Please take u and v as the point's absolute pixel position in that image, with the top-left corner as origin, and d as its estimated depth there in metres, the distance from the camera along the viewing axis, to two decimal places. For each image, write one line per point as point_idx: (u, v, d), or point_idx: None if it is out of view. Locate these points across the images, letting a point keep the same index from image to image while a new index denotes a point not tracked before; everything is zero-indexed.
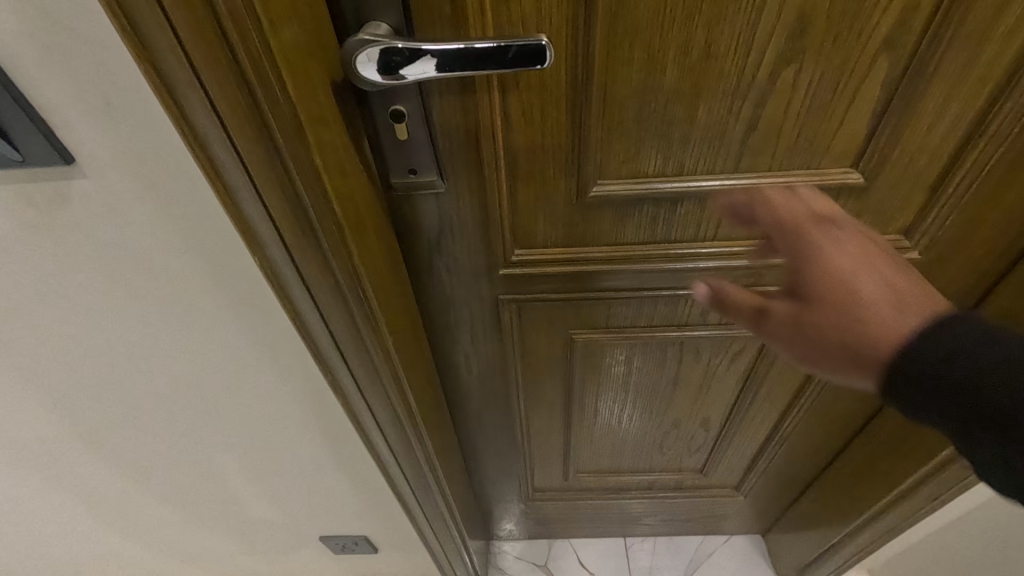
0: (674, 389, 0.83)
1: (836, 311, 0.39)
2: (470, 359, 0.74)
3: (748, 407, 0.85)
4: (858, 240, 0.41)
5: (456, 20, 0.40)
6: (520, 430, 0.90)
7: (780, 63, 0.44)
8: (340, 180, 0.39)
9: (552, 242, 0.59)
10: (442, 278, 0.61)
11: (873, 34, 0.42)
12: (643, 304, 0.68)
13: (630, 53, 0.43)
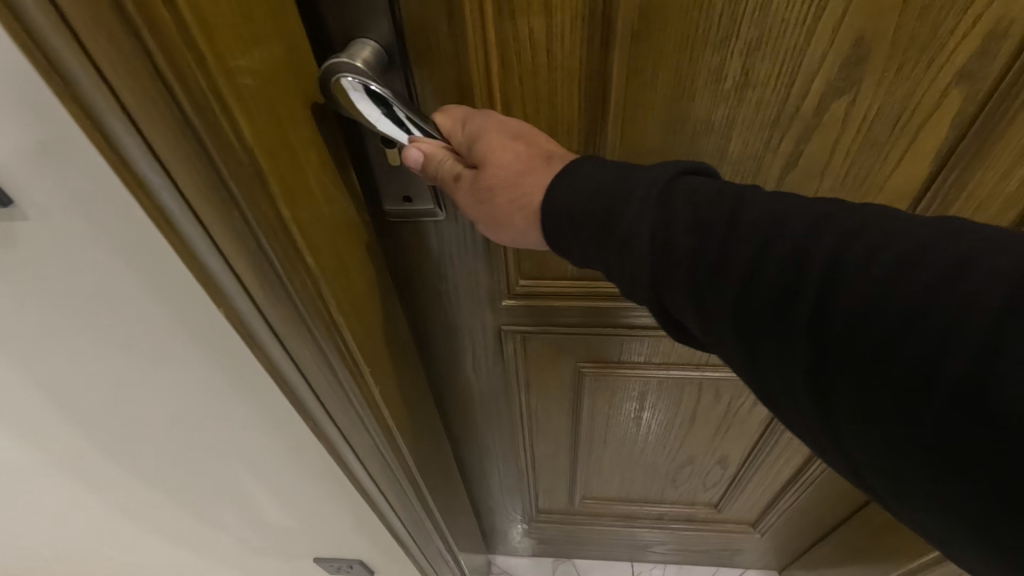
0: (689, 428, 0.77)
1: (509, 205, 0.34)
2: (471, 386, 0.70)
3: (770, 451, 0.79)
4: (521, 148, 0.34)
5: (455, 40, 0.35)
6: (524, 455, 0.86)
7: (829, 94, 0.38)
8: (318, 222, 0.35)
9: (560, 275, 0.54)
10: (441, 305, 0.57)
11: (945, 65, 0.36)
12: (659, 342, 0.62)
13: (654, 78, 0.38)
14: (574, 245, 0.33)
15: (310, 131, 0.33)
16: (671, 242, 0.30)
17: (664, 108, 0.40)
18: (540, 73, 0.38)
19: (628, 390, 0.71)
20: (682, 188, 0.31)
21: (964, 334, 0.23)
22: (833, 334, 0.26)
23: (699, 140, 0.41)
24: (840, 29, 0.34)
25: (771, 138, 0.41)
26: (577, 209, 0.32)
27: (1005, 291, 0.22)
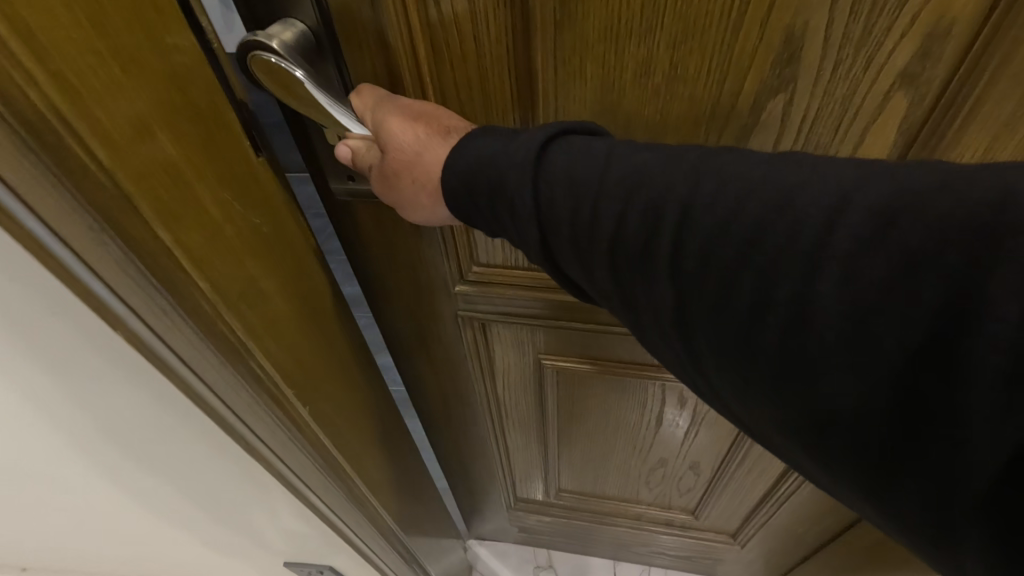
0: (658, 430, 0.77)
1: (414, 184, 0.38)
2: (435, 370, 0.71)
3: (742, 461, 0.77)
4: (419, 127, 0.37)
5: (378, 23, 0.36)
6: (495, 443, 0.87)
7: (764, 92, 0.36)
8: (215, 247, 0.34)
9: (510, 264, 0.55)
10: (396, 288, 0.58)
11: (884, 66, 0.34)
12: (618, 341, 0.62)
13: (583, 70, 0.37)
14: (475, 215, 0.37)
15: (212, 151, 0.33)
16: (552, 209, 0.34)
17: (595, 99, 0.39)
18: (470, 61, 0.38)
19: (594, 387, 0.72)
20: (553, 156, 0.34)
21: (791, 258, 0.27)
22: (689, 266, 0.30)
23: (634, 135, 0.41)
24: (767, 26, 0.33)
25: (707, 135, 0.39)
26: (473, 175, 0.35)
27: (824, 213, 0.27)
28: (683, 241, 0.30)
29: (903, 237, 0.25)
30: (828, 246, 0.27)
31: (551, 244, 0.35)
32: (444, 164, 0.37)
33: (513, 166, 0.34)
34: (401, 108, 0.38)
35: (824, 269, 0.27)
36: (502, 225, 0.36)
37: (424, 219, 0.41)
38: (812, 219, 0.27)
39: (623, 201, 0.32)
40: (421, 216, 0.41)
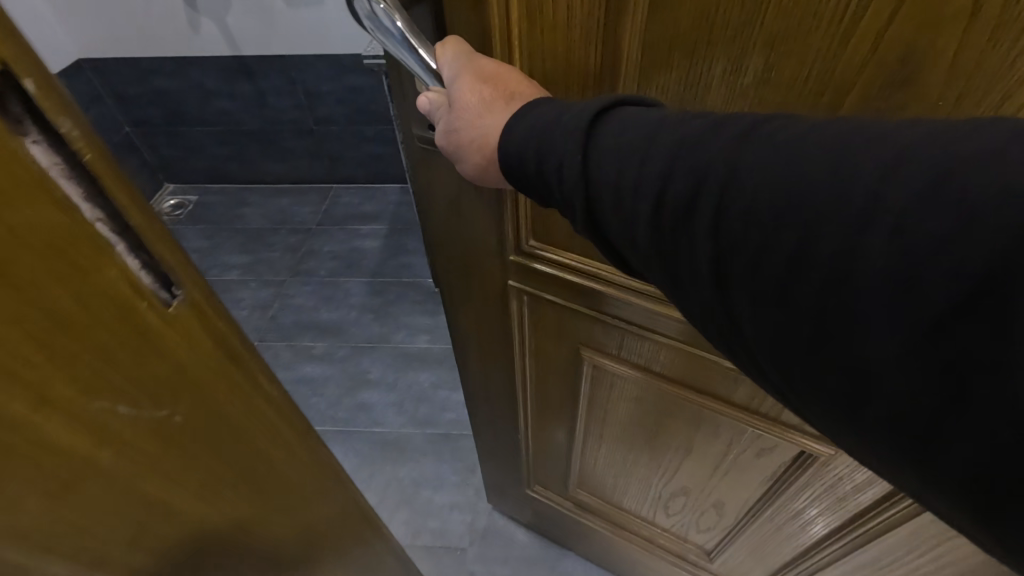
0: (688, 451, 0.77)
1: (476, 145, 0.43)
2: (474, 328, 0.76)
3: (770, 508, 0.76)
4: (485, 90, 0.42)
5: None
6: (524, 425, 0.91)
7: (862, 106, 0.36)
8: (70, 461, 0.27)
9: (574, 251, 0.57)
10: (455, 240, 0.64)
11: (1011, 98, 0.32)
12: (663, 350, 0.63)
13: (669, 60, 0.40)
14: (521, 174, 0.41)
15: (67, 319, 0.24)
16: (602, 172, 0.37)
17: (681, 86, 0.41)
18: (560, 35, 0.42)
19: (631, 391, 0.72)
20: (610, 124, 0.38)
21: (838, 212, 0.29)
22: (733, 219, 0.33)
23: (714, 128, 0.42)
24: (875, 40, 0.33)
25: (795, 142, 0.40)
26: (528, 138, 0.40)
27: (874, 172, 0.29)
28: (731, 194, 0.33)
29: (955, 189, 0.26)
30: (877, 206, 0.28)
31: (595, 204, 0.38)
32: (503, 128, 0.41)
33: (561, 132, 0.38)
34: (471, 71, 0.43)
35: (870, 222, 0.28)
36: (547, 188, 0.40)
37: (480, 178, 0.46)
38: (859, 180, 0.29)
39: (670, 164, 0.35)
40: (475, 176, 0.46)
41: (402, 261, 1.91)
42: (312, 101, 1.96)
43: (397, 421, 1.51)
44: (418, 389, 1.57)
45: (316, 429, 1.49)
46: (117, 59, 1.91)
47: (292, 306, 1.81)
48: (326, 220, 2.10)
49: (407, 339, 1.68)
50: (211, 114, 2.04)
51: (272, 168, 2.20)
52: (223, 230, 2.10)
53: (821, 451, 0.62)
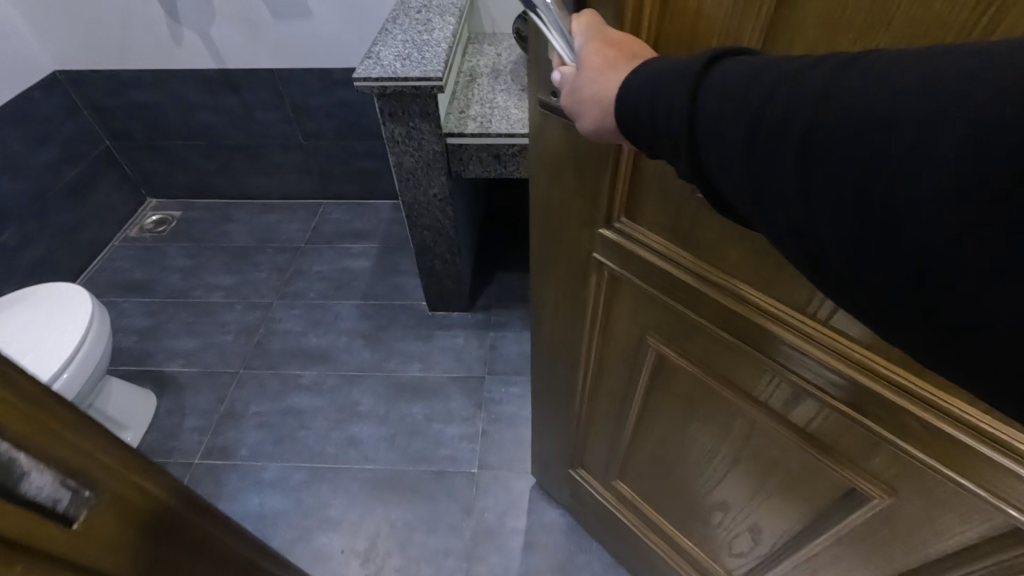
0: (733, 463, 0.80)
1: (595, 103, 0.46)
2: (556, 300, 0.91)
3: (803, 547, 0.77)
4: (605, 53, 0.46)
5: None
6: (581, 400, 1.02)
7: None
8: None
9: (651, 236, 0.68)
10: (555, 212, 0.79)
11: None
12: (722, 349, 0.68)
13: (792, 42, 0.42)
14: (634, 119, 0.42)
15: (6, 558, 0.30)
16: (706, 111, 0.36)
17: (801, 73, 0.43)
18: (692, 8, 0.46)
19: (685, 381, 0.79)
20: (718, 72, 0.37)
21: (909, 119, 0.26)
22: (814, 142, 0.30)
23: None
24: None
25: None
26: (638, 97, 0.41)
27: (962, 76, 0.25)
28: (814, 118, 0.31)
29: None
30: (956, 105, 0.25)
31: (697, 142, 0.38)
32: (621, 83, 0.43)
33: (673, 85, 0.39)
34: (595, 38, 0.48)
35: (943, 123, 0.25)
36: (657, 134, 0.41)
37: (597, 134, 0.48)
38: (945, 83, 0.26)
39: (769, 94, 0.33)
40: (593, 132, 0.48)
41: (395, 282, 1.85)
42: (300, 116, 1.90)
43: (387, 459, 1.39)
44: (412, 421, 1.46)
45: (305, 466, 1.38)
46: (95, 70, 1.82)
47: (279, 331, 1.71)
48: (315, 238, 2.04)
49: (400, 367, 1.59)
50: (195, 128, 1.97)
51: (260, 183, 2.13)
52: (207, 249, 2.01)
53: (873, 493, 0.62)
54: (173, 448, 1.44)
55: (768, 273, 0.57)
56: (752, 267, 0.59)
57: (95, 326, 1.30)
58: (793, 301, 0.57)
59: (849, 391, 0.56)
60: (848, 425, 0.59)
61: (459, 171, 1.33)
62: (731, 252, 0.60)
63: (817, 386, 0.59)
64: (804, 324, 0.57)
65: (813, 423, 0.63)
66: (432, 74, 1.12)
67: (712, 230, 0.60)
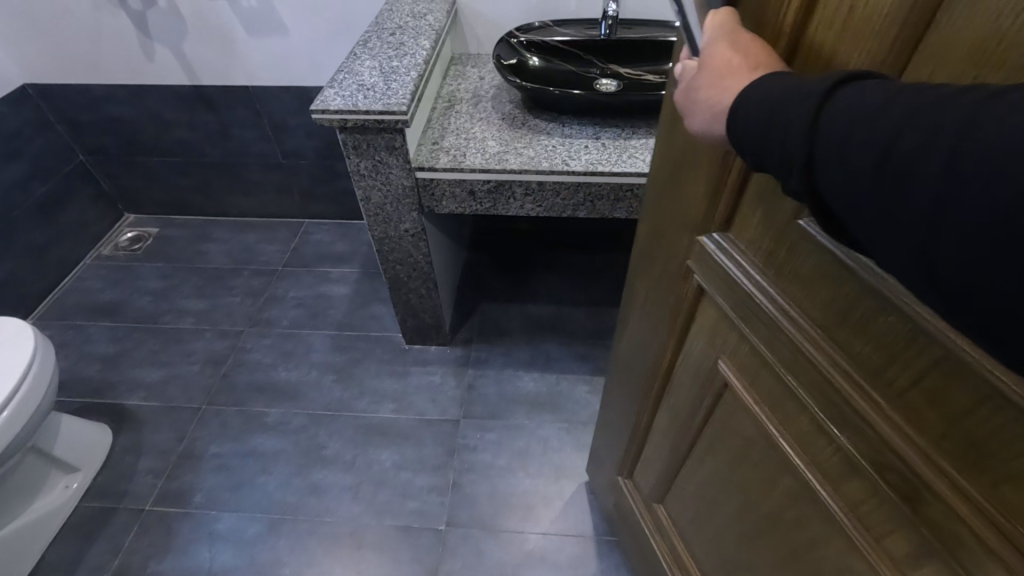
0: (772, 525, 0.68)
1: (705, 105, 0.43)
2: (643, 298, 0.84)
3: None
4: (728, 56, 0.42)
5: None
6: (643, 411, 0.94)
7: None
8: None
9: (735, 253, 0.59)
10: (659, 209, 0.73)
11: None
12: (788, 397, 0.58)
13: (930, 76, 0.35)
14: (745, 136, 0.39)
15: None
16: (829, 130, 0.33)
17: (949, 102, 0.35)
18: (831, 18, 0.40)
19: (743, 422, 0.68)
20: (847, 93, 0.33)
21: None
22: (956, 173, 0.27)
23: None
24: None
25: None
26: (751, 113, 0.38)
27: None
28: (950, 149, 0.27)
29: None
30: None
31: (815, 164, 0.34)
32: (739, 91, 0.40)
33: (795, 101, 0.35)
34: (722, 38, 0.43)
35: None
36: (767, 155, 0.37)
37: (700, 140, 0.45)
38: None
39: (904, 122, 0.30)
40: (698, 135, 0.45)
41: (372, 311, 1.76)
42: (280, 134, 1.82)
43: (351, 511, 1.30)
44: (378, 470, 1.37)
45: (262, 517, 1.29)
46: (67, 84, 1.74)
47: (247, 362, 1.62)
48: (294, 261, 1.95)
49: (370, 408, 1.49)
50: (171, 144, 1.89)
51: (239, 202, 2.05)
52: (182, 269, 1.93)
53: None
54: (125, 492, 1.35)
55: (854, 325, 0.47)
56: (841, 312, 0.48)
57: (37, 360, 1.23)
58: (874, 364, 0.46)
59: (912, 484, 0.44)
60: (907, 527, 0.47)
61: (432, 207, 1.24)
62: (817, 289, 0.50)
63: (882, 473, 0.47)
64: (885, 394, 0.45)
65: (865, 506, 0.52)
66: (395, 107, 1.03)
67: (810, 262, 0.50)
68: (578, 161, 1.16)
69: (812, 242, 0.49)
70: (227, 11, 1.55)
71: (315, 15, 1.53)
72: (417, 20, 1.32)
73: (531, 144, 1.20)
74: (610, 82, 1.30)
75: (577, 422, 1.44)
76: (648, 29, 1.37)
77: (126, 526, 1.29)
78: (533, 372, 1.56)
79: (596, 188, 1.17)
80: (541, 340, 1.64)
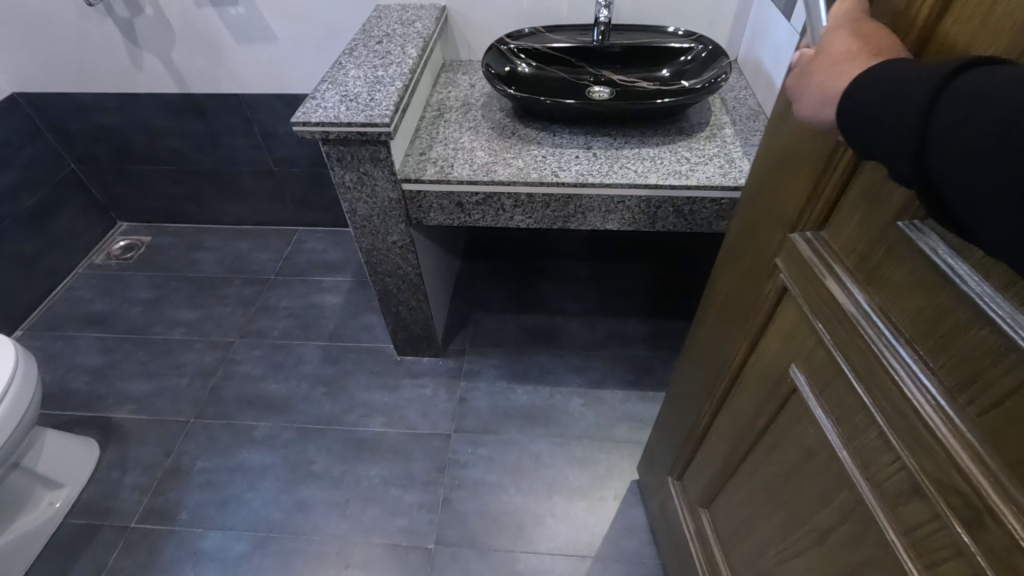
0: (816, 543, 0.63)
1: (819, 88, 0.42)
2: (721, 298, 0.80)
3: None
4: (851, 43, 0.41)
5: None
6: (703, 414, 0.90)
7: None
8: None
9: (828, 252, 0.55)
10: (750, 204, 0.69)
11: None
12: (856, 408, 0.53)
13: None
14: (860, 122, 0.38)
15: None
16: (946, 112, 0.32)
17: None
18: (968, 7, 0.38)
19: (804, 432, 0.63)
20: (967, 78, 0.32)
21: None
22: None
23: None
24: None
25: None
26: (868, 96, 0.37)
27: None
28: None
29: None
30: None
31: (926, 147, 0.33)
32: (856, 76, 0.39)
33: (912, 85, 0.34)
34: (840, 27, 0.43)
35: None
36: (879, 139, 0.36)
37: (808, 123, 0.44)
38: None
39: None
40: (807, 120, 0.44)
41: (364, 321, 1.73)
42: (271, 142, 1.80)
43: (338, 528, 1.27)
44: (367, 486, 1.34)
45: (246, 536, 1.27)
46: (56, 93, 1.72)
47: (236, 374, 1.60)
48: (286, 269, 1.93)
49: (360, 422, 1.47)
50: (162, 152, 1.87)
51: (232, 209, 2.03)
52: (173, 278, 1.91)
53: None
54: (110, 508, 1.33)
55: (946, 334, 0.43)
56: (932, 319, 0.44)
57: (19, 374, 1.21)
58: (961, 376, 0.42)
59: (975, 509, 0.40)
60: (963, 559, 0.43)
61: (420, 219, 1.21)
62: (909, 294, 0.46)
63: (946, 497, 0.43)
64: (963, 413, 0.41)
65: (920, 531, 0.47)
66: (378, 119, 1.00)
67: (907, 269, 0.46)
68: (567, 171, 1.12)
69: (912, 244, 0.45)
70: (215, 20, 1.53)
71: (304, 22, 1.50)
72: (406, 27, 1.30)
73: (519, 155, 1.16)
74: (603, 90, 1.25)
75: (571, 437, 1.41)
76: (643, 35, 1.34)
77: (110, 544, 1.27)
78: (527, 384, 1.53)
79: (588, 200, 1.14)
80: (536, 351, 1.60)
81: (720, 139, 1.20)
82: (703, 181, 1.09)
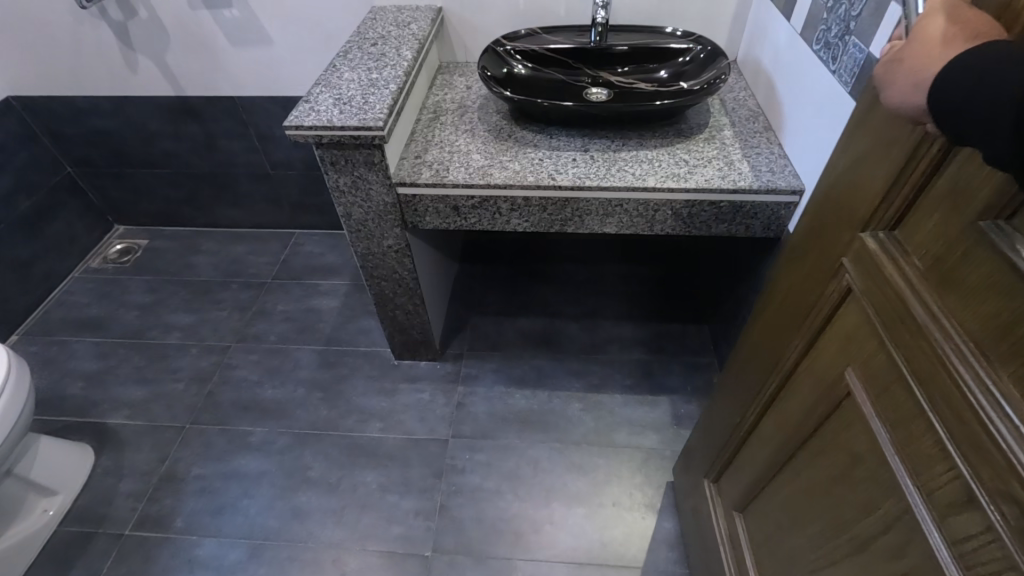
0: (856, 550, 0.62)
1: (908, 74, 0.40)
2: (775, 298, 0.78)
3: None
4: (946, 27, 0.39)
5: None
6: (747, 417, 0.88)
7: None
8: None
9: (900, 252, 0.52)
10: (818, 201, 0.66)
11: None
12: (914, 414, 0.51)
13: None
14: (953, 107, 0.37)
15: None
16: None
17: None
18: None
19: (855, 438, 0.61)
20: None
21: None
22: None
23: None
24: None
25: None
26: (962, 83, 0.36)
27: None
28: None
29: None
30: None
31: None
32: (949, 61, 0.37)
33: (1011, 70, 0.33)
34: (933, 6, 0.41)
35: None
36: (976, 126, 0.35)
37: (894, 111, 0.43)
38: None
39: None
40: (895, 107, 0.42)
41: (362, 325, 1.72)
42: (267, 145, 1.79)
43: (334, 535, 1.26)
44: (363, 492, 1.33)
45: (241, 544, 1.25)
46: (51, 97, 1.71)
47: (232, 379, 1.59)
48: (284, 273, 1.92)
49: (357, 427, 1.46)
50: (159, 155, 1.86)
51: (229, 213, 2.02)
52: (169, 282, 1.90)
53: None
54: (105, 515, 1.31)
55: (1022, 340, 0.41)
56: (1007, 324, 0.42)
57: (12, 379, 1.20)
58: None
59: None
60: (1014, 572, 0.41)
61: (416, 223, 1.19)
62: (983, 297, 0.43)
63: (1003, 506, 0.42)
64: None
65: (970, 542, 0.46)
66: (371, 122, 0.99)
67: (984, 272, 0.43)
68: (565, 174, 1.11)
69: (992, 246, 0.42)
70: (209, 22, 1.51)
71: (300, 24, 1.49)
72: (401, 29, 1.28)
73: (517, 158, 1.15)
74: (599, 91, 1.24)
75: (570, 442, 1.40)
76: (640, 36, 1.33)
77: (104, 552, 1.25)
78: (524, 389, 1.52)
79: (585, 203, 1.13)
80: (535, 355, 1.59)
81: (720, 141, 1.18)
82: (702, 184, 1.08)
